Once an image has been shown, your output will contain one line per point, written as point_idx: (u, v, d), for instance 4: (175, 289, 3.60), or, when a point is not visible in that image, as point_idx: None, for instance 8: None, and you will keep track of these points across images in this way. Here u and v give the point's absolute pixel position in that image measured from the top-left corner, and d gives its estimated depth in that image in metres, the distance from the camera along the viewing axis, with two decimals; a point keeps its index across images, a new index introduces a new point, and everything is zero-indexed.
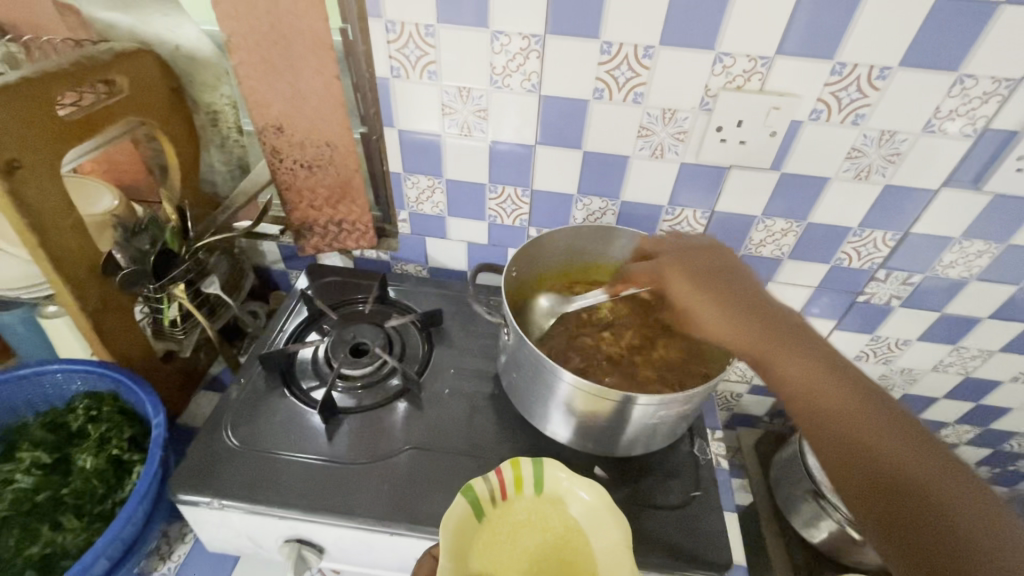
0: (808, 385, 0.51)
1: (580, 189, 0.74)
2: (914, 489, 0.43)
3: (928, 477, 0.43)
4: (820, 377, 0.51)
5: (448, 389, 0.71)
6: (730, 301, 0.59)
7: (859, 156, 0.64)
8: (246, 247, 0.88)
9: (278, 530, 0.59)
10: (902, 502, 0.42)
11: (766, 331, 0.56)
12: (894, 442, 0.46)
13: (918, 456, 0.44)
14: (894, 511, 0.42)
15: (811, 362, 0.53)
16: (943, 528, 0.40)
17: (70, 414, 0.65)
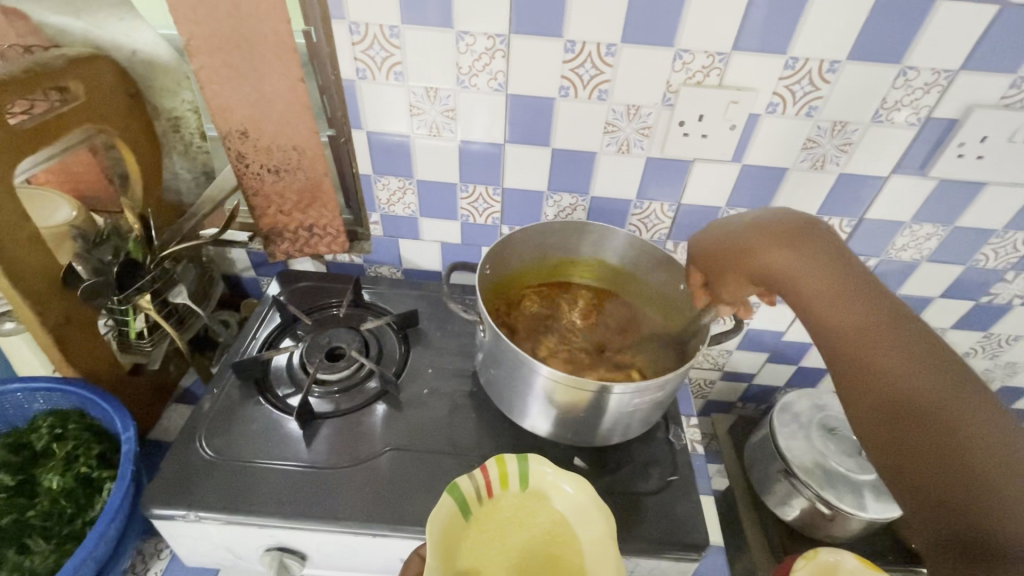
0: (835, 307, 0.44)
1: (550, 186, 0.75)
2: (936, 430, 0.35)
3: (947, 411, 0.35)
4: (850, 303, 0.43)
5: (426, 389, 0.71)
6: (757, 234, 0.51)
7: (814, 146, 0.67)
8: (214, 256, 0.86)
9: (258, 539, 0.58)
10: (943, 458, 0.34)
11: (805, 264, 0.47)
12: (951, 395, 0.36)
13: (941, 393, 0.36)
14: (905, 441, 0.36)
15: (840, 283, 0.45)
16: (954, 462, 0.33)
17: (33, 434, 0.63)
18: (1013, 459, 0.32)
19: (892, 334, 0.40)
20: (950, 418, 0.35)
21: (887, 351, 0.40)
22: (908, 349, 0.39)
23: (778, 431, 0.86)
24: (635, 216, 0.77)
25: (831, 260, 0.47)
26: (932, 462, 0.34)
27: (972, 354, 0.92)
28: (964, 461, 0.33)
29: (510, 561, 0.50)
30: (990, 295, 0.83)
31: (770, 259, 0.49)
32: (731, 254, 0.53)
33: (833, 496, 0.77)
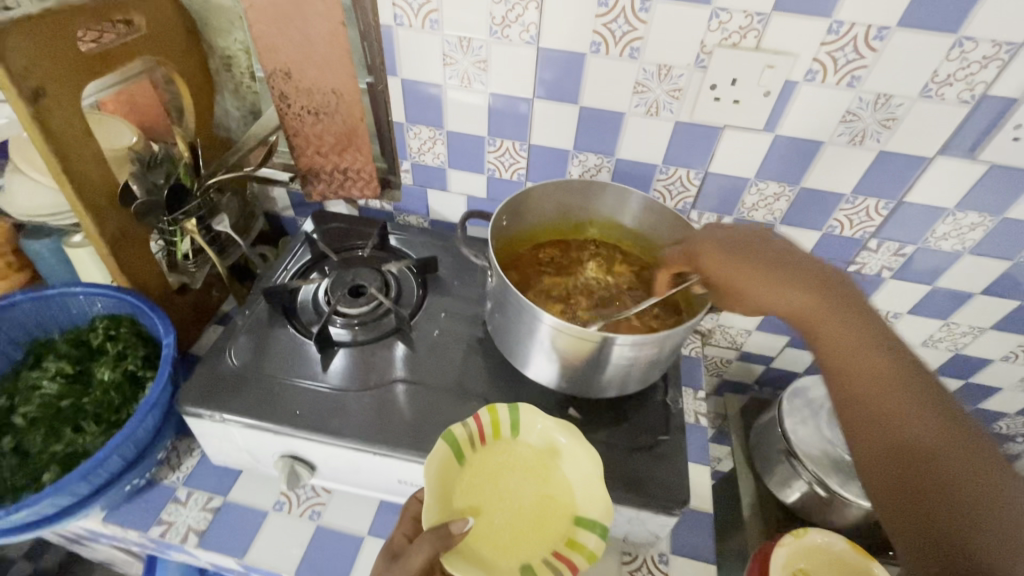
0: (851, 359, 0.49)
1: (576, 145, 0.75)
2: (941, 484, 0.40)
3: (950, 461, 0.41)
4: (860, 355, 0.49)
5: (438, 330, 0.74)
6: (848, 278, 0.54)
7: (853, 120, 0.64)
8: (257, 193, 0.92)
9: (273, 445, 0.64)
10: (918, 483, 0.41)
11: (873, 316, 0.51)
12: (948, 447, 0.42)
13: (941, 441, 0.42)
14: (911, 493, 0.41)
15: (869, 339, 0.49)
16: (959, 524, 0.38)
17: (91, 332, 0.71)
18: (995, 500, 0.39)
19: (902, 383, 0.46)
20: (935, 457, 0.42)
21: (915, 412, 0.44)
22: (913, 398, 0.45)
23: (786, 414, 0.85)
24: (660, 181, 0.76)
25: (865, 313, 0.51)
26: (907, 479, 0.42)
27: (1011, 359, 0.87)
28: (942, 502, 0.40)
29: (505, 501, 0.54)
30: None
31: (803, 311, 0.52)
32: (732, 282, 0.56)
33: (836, 484, 0.77)
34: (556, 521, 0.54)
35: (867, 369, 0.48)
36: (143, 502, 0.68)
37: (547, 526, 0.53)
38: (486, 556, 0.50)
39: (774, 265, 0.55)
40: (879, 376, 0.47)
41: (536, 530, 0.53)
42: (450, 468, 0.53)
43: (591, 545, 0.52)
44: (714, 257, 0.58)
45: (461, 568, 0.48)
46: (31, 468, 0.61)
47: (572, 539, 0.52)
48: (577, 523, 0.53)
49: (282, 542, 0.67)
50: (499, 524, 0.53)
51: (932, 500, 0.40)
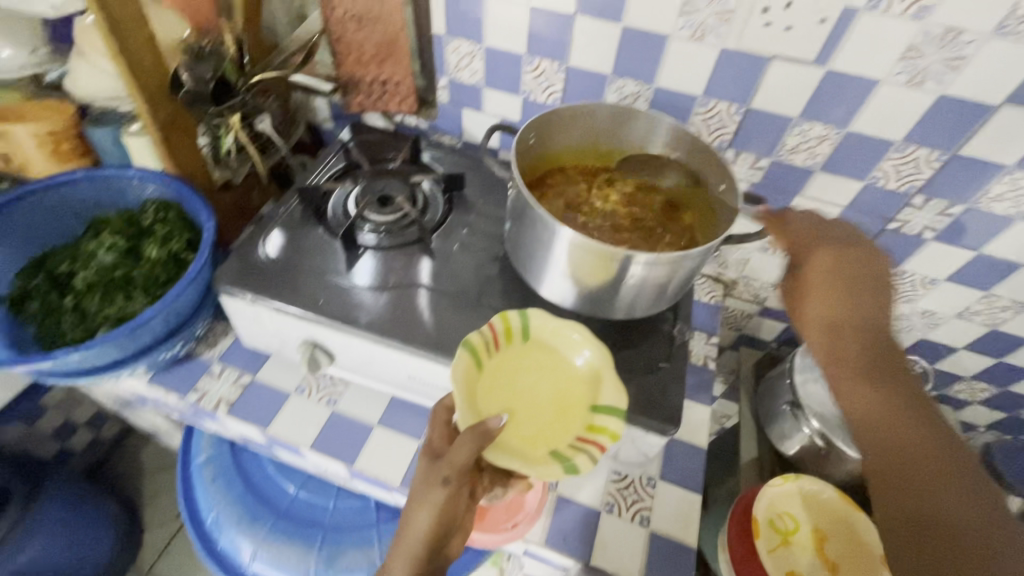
0: (885, 417, 0.52)
1: (615, 69, 0.73)
2: (950, 536, 0.45)
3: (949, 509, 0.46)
4: (871, 391, 0.53)
5: (458, 245, 0.77)
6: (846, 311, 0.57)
7: (915, 57, 0.60)
8: (300, 102, 0.95)
9: (297, 331, 0.69)
10: (901, 455, 0.50)
11: (858, 383, 0.54)
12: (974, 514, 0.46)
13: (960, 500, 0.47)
14: (915, 538, 0.46)
15: (889, 398, 0.52)
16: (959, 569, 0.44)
17: (142, 214, 0.76)
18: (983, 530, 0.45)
19: (880, 360, 0.55)
20: (911, 442, 0.50)
21: (908, 427, 0.51)
22: (900, 394, 0.53)
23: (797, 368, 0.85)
24: (698, 114, 0.74)
25: (880, 328, 0.56)
26: (893, 465, 0.50)
27: None
28: (920, 516, 0.47)
29: (525, 397, 0.57)
30: None
31: (858, 343, 0.55)
32: (835, 327, 0.56)
33: (837, 438, 0.77)
34: (575, 412, 0.57)
35: (886, 383, 0.53)
36: (182, 371, 0.76)
37: (568, 417, 0.57)
38: (518, 446, 0.54)
39: (845, 284, 0.57)
40: (891, 390, 0.53)
41: (559, 421, 0.56)
42: (472, 370, 0.55)
43: (612, 426, 0.54)
44: (820, 267, 0.59)
45: (499, 456, 0.51)
46: (88, 324, 0.69)
47: (594, 424, 0.55)
48: (596, 412, 0.56)
49: (301, 419, 0.73)
50: (524, 417, 0.56)
51: (929, 470, 0.49)
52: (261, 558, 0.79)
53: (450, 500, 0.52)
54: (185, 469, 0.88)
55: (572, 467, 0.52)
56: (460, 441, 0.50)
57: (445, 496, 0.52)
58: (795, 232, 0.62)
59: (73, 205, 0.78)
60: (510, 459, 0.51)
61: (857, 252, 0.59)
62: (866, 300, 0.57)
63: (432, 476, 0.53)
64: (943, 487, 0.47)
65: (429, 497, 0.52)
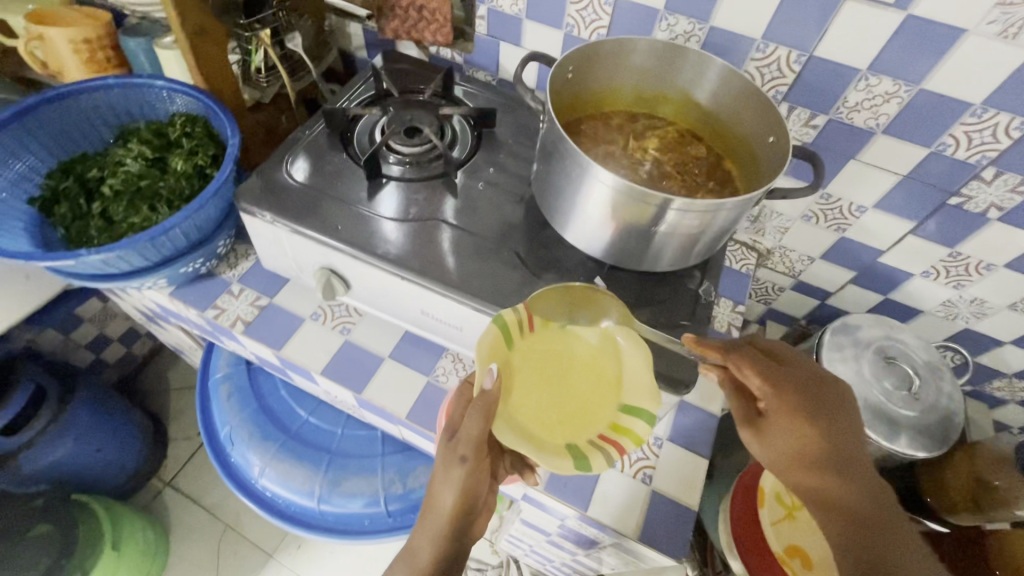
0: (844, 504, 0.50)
1: (667, 3, 0.67)
2: None
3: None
4: (841, 483, 0.50)
5: (483, 183, 0.74)
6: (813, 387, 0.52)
7: (1013, 3, 0.53)
8: (334, 26, 0.91)
9: (315, 256, 0.68)
10: (875, 554, 0.47)
11: (831, 471, 0.50)
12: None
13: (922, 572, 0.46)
14: None
15: (850, 484, 0.50)
16: None
17: (170, 126, 0.76)
18: None
19: (836, 437, 0.51)
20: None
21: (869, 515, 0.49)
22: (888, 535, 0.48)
23: (826, 346, 0.81)
24: (754, 61, 0.68)
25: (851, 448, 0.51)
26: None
27: None
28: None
29: (555, 384, 0.57)
30: None
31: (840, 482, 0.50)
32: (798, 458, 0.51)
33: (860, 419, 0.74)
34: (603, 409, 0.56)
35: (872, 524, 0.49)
36: (203, 287, 0.77)
37: (595, 413, 0.55)
38: (535, 432, 0.53)
39: (813, 393, 0.52)
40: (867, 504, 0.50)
41: (586, 414, 0.55)
42: (500, 345, 0.55)
43: (638, 430, 0.54)
44: (782, 390, 0.52)
45: (506, 437, 0.51)
46: (114, 231, 0.69)
47: (619, 425, 0.54)
48: (625, 411, 0.55)
49: (315, 345, 0.74)
50: (550, 406, 0.55)
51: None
52: (269, 474, 0.82)
53: (470, 477, 0.53)
54: (203, 384, 0.91)
55: (585, 464, 0.51)
56: (473, 417, 0.51)
57: (464, 472, 0.53)
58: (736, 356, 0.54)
59: (104, 112, 0.77)
60: (521, 444, 0.51)
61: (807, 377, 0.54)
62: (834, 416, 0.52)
63: (452, 454, 0.53)
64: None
65: (450, 476, 0.53)
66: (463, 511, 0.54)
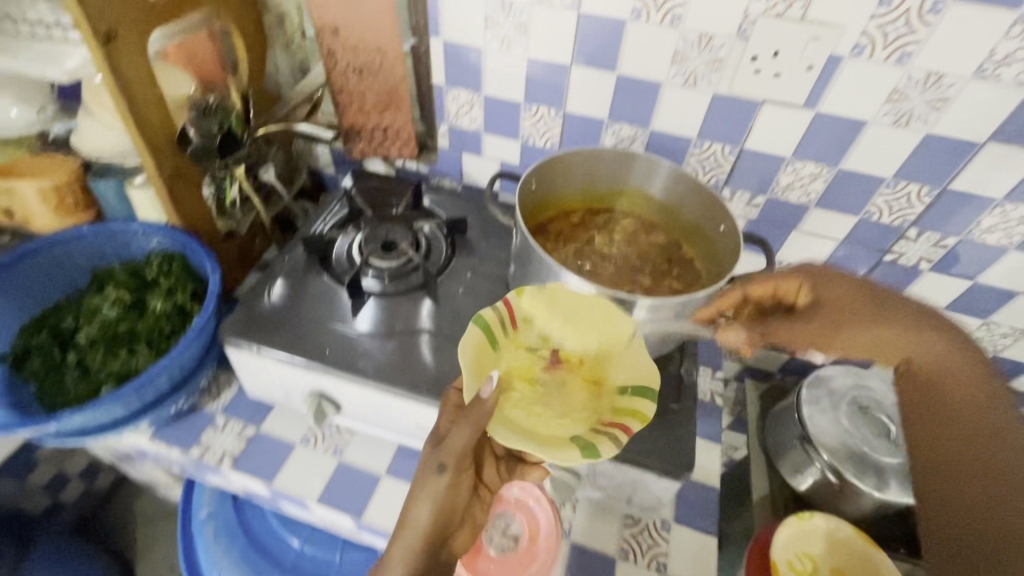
0: (933, 364, 0.53)
1: (611, 114, 0.75)
2: (978, 421, 0.48)
3: (976, 402, 0.49)
4: (922, 344, 0.54)
5: (463, 288, 0.77)
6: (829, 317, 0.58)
7: (900, 100, 0.62)
8: (301, 149, 0.96)
9: (303, 382, 0.69)
10: (943, 410, 0.51)
11: (891, 326, 0.55)
12: (976, 395, 0.50)
13: (967, 381, 0.51)
14: (959, 464, 0.48)
15: (937, 346, 0.53)
16: (992, 479, 0.45)
17: (146, 266, 0.77)
18: (990, 417, 0.48)
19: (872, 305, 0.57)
20: (960, 461, 0.48)
21: (954, 363, 0.52)
22: (967, 431, 0.49)
23: (806, 401, 0.84)
24: (693, 156, 0.76)
25: (883, 314, 0.56)
26: (972, 453, 0.47)
27: None
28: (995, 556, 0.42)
29: (550, 391, 0.57)
30: None
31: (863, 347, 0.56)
32: (833, 327, 0.58)
33: (849, 472, 0.77)
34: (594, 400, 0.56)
35: (957, 386, 0.51)
36: (186, 424, 0.75)
37: (585, 404, 0.56)
38: (537, 431, 0.52)
39: (841, 286, 0.59)
40: (954, 389, 0.51)
41: (574, 407, 0.56)
42: (487, 345, 0.55)
43: (643, 409, 0.54)
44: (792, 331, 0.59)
45: (507, 437, 0.49)
46: (92, 381, 0.68)
47: (621, 407, 0.55)
48: (622, 393, 0.56)
49: (308, 472, 0.72)
50: (540, 402, 0.55)
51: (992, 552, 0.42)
52: None
53: (449, 491, 0.53)
54: (184, 523, 0.86)
55: (594, 452, 0.50)
56: (461, 429, 0.51)
57: (445, 482, 0.52)
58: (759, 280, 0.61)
59: (77, 258, 0.78)
60: (528, 444, 0.49)
61: (829, 275, 0.60)
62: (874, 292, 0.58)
63: (432, 462, 0.54)
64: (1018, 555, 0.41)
65: (428, 488, 0.53)
66: (439, 529, 0.53)
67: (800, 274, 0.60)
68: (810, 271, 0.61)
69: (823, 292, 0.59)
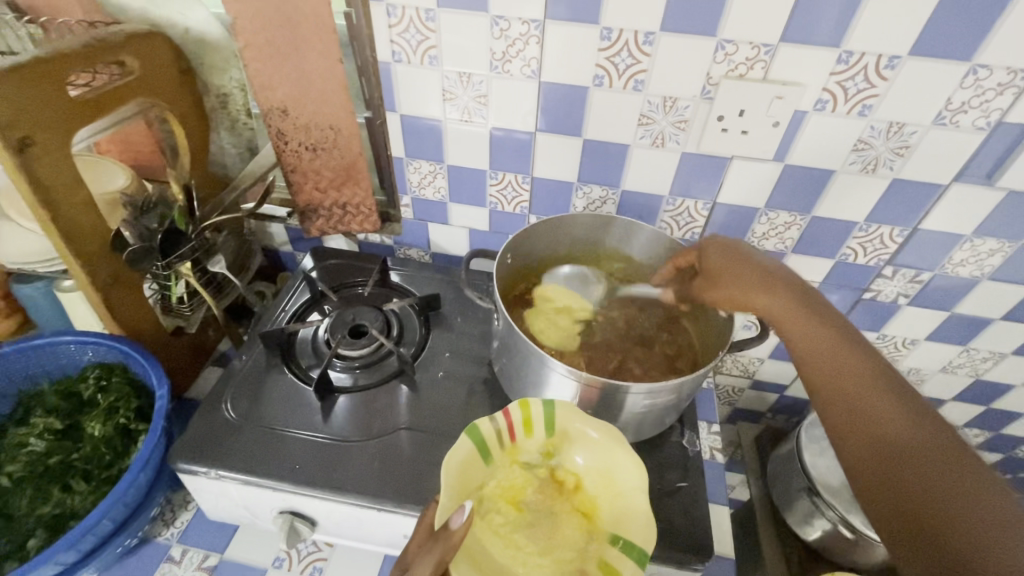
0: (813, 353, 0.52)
1: (580, 177, 0.73)
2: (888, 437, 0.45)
3: (916, 440, 0.44)
4: (813, 334, 0.53)
5: (443, 372, 0.72)
6: (750, 276, 0.58)
7: (865, 148, 0.62)
8: (255, 228, 0.90)
9: (272, 502, 0.61)
10: (858, 418, 0.47)
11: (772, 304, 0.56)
12: (927, 441, 0.44)
13: (910, 421, 0.45)
14: (900, 502, 0.42)
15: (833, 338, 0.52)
16: (911, 485, 0.42)
17: (82, 383, 0.68)
18: (915, 431, 0.45)
19: (813, 315, 0.54)
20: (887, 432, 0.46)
21: (866, 387, 0.48)
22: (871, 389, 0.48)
23: (805, 448, 0.81)
24: (666, 213, 0.74)
25: (818, 315, 0.54)
26: (877, 442, 0.46)
27: None
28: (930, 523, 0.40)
29: (534, 519, 0.50)
30: None
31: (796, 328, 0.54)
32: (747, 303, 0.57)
33: (859, 521, 0.73)
34: (583, 539, 0.49)
35: (885, 415, 0.46)
36: (137, 560, 0.65)
37: (572, 543, 0.49)
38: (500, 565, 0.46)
39: (770, 277, 0.57)
40: (855, 377, 0.49)
41: (559, 545, 0.49)
42: (475, 462, 0.49)
43: (625, 568, 0.46)
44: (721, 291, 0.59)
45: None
46: (17, 531, 0.58)
47: (604, 556, 0.48)
48: (612, 543, 0.48)
49: None
50: (523, 531, 0.49)
51: (925, 525, 0.40)
52: None
53: None
54: None
55: None
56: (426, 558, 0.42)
57: None
58: (708, 253, 0.62)
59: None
60: None
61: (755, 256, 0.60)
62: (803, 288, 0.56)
63: None
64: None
65: None
66: None
67: (722, 255, 0.61)
68: (736, 253, 0.60)
69: (727, 289, 0.59)
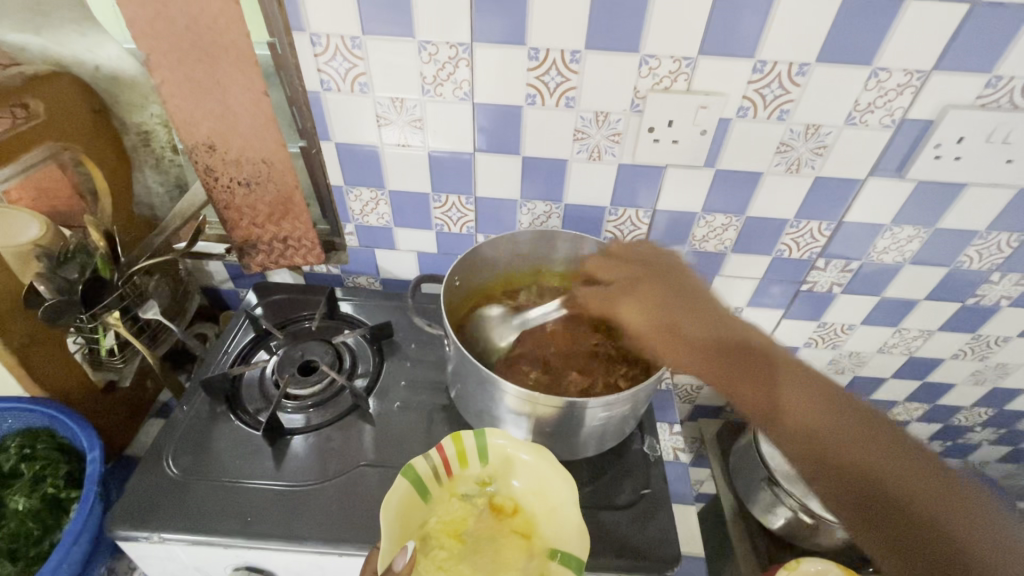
0: (788, 407, 0.55)
1: (523, 195, 0.73)
2: (880, 491, 0.50)
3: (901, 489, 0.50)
4: (800, 399, 0.55)
5: (399, 403, 0.71)
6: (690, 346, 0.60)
7: (788, 150, 0.66)
8: (192, 268, 0.85)
9: (225, 559, 0.58)
10: (857, 483, 0.51)
11: (743, 371, 0.58)
12: (913, 489, 0.50)
13: (897, 470, 0.51)
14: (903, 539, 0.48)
15: (784, 384, 0.56)
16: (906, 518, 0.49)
17: (2, 455, 0.62)
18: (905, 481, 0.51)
19: (777, 381, 0.57)
20: (870, 468, 0.51)
21: (830, 429, 0.54)
22: (836, 420, 0.54)
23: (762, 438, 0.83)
24: (610, 222, 0.76)
25: (759, 356, 0.58)
26: (884, 482, 0.51)
27: (960, 356, 0.90)
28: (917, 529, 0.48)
29: (474, 551, 0.52)
30: (975, 297, 0.81)
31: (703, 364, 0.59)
32: (716, 351, 0.59)
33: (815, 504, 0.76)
34: (526, 560, 0.52)
35: (875, 471, 0.51)
36: None
37: (515, 564, 0.52)
38: None
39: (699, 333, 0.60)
40: (841, 441, 0.53)
41: (502, 568, 0.52)
42: (412, 499, 0.52)
43: None
44: (684, 351, 0.60)
45: None
46: None
47: None
48: (552, 557, 0.52)
49: None
50: (467, 562, 0.51)
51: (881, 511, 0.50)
52: None
53: None
54: None
55: None
56: None
57: None
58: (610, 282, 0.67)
59: None
60: None
61: (672, 275, 0.65)
62: (715, 332, 0.60)
63: None
64: (954, 498, 0.50)
65: None
66: None
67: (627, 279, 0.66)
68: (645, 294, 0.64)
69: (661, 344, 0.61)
